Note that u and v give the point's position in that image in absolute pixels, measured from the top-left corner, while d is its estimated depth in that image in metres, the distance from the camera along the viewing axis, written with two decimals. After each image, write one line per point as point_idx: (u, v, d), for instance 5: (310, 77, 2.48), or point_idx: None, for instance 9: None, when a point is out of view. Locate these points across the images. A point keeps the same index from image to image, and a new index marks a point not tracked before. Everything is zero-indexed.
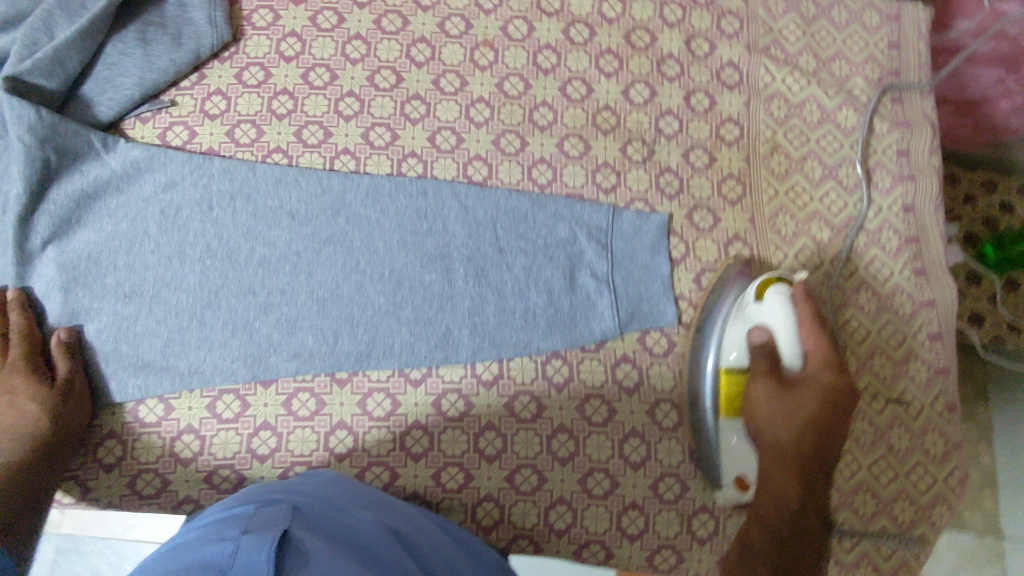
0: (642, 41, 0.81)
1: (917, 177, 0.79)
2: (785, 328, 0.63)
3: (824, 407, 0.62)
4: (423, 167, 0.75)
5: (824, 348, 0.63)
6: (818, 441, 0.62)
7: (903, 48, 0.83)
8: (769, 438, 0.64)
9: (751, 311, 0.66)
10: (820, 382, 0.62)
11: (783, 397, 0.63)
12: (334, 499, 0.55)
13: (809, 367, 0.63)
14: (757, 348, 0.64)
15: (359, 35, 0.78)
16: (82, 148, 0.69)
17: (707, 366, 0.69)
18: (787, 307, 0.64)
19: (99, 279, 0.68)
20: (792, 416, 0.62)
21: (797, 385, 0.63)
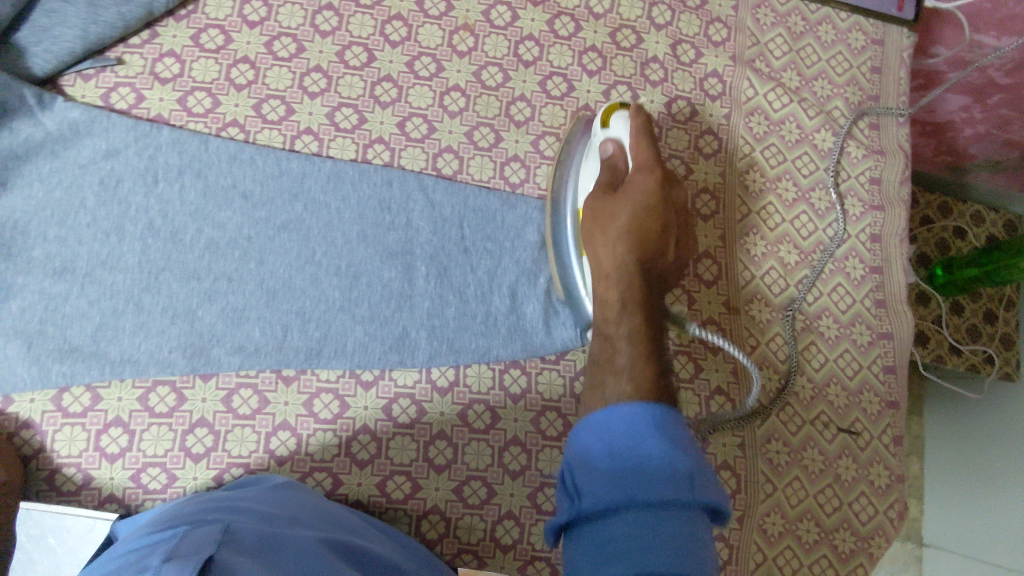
0: (628, 41, 0.77)
1: (886, 207, 0.79)
2: (624, 146, 0.62)
3: (648, 207, 0.59)
4: (389, 155, 0.71)
5: (651, 154, 0.60)
6: (643, 248, 0.58)
7: (884, 73, 0.82)
8: (601, 241, 0.58)
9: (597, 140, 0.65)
10: (650, 183, 0.60)
11: (612, 200, 0.60)
12: (271, 508, 0.52)
13: (647, 171, 0.60)
14: (608, 163, 0.62)
15: (331, 6, 0.73)
16: (14, 103, 0.63)
17: (566, 208, 0.67)
18: (626, 129, 0.62)
19: (27, 252, 0.62)
20: (614, 219, 0.59)
21: (628, 187, 0.60)
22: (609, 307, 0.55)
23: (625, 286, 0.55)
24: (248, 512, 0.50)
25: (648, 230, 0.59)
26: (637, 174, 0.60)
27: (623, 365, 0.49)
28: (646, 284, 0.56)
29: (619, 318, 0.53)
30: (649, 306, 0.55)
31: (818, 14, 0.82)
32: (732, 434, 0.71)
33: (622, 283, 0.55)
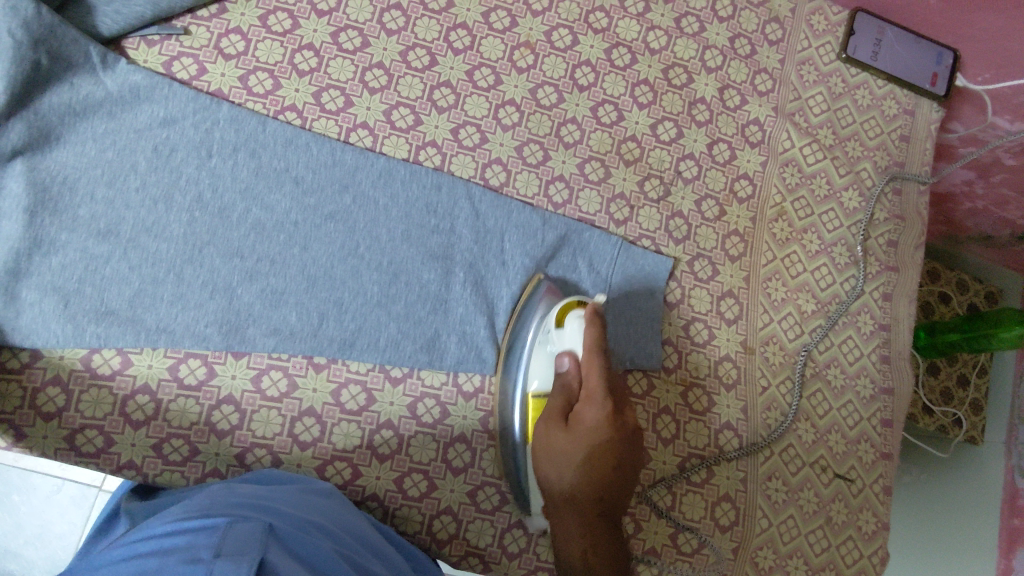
0: (679, 79, 0.80)
1: (900, 269, 0.83)
2: (575, 355, 0.63)
3: (601, 446, 0.60)
4: (440, 159, 0.72)
5: (602, 385, 0.60)
6: (598, 481, 0.60)
7: (911, 142, 0.86)
8: (556, 477, 0.61)
9: (551, 336, 0.65)
10: (601, 427, 0.60)
11: (561, 436, 0.60)
12: (291, 508, 0.49)
13: (596, 411, 0.60)
14: (562, 379, 0.63)
15: (399, 5, 0.74)
16: (78, 59, 0.62)
17: (516, 390, 0.66)
18: (580, 335, 0.62)
19: (72, 210, 0.61)
20: (564, 455, 0.60)
21: (576, 426, 0.60)
22: (565, 533, 0.62)
23: (582, 500, 0.60)
24: (288, 515, 0.47)
25: (604, 455, 0.60)
26: (586, 408, 0.60)
27: (579, 534, 0.61)
28: (597, 500, 0.60)
29: (572, 545, 0.62)
30: (606, 508, 0.61)
31: (856, 78, 0.86)
32: (736, 468, 0.74)
33: (581, 503, 0.61)
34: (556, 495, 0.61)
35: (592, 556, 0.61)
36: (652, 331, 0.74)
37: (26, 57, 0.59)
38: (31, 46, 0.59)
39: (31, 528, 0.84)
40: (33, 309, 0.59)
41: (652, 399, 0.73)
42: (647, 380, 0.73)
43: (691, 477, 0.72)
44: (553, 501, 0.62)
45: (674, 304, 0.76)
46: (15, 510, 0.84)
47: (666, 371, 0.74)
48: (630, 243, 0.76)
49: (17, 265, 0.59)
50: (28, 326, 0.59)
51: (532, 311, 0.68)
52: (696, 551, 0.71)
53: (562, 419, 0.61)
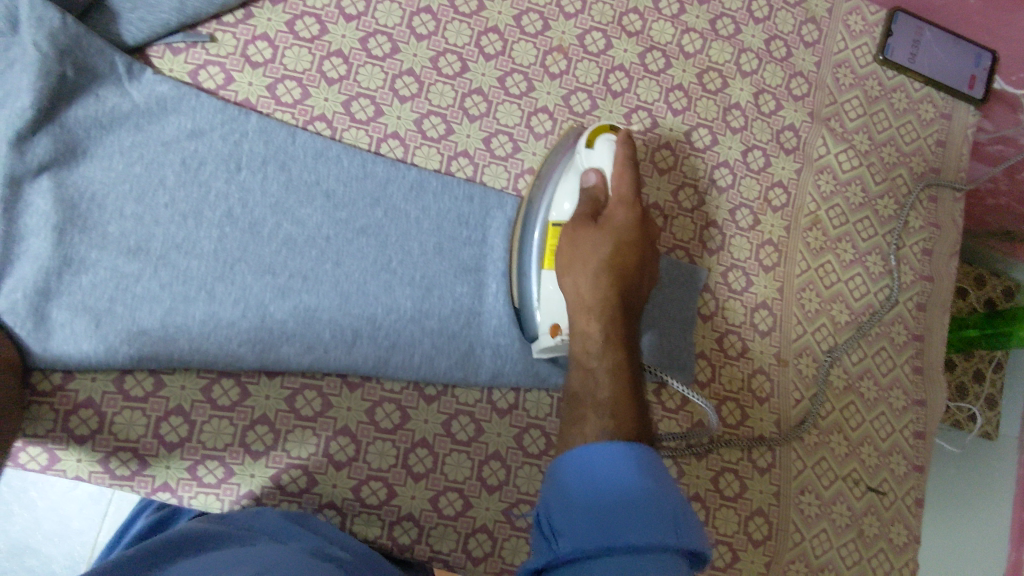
0: (714, 84, 0.78)
1: (933, 279, 0.82)
2: (606, 172, 0.65)
3: (624, 249, 0.63)
4: (472, 170, 0.70)
5: (630, 190, 0.64)
6: (617, 317, 0.61)
7: (948, 148, 0.85)
8: (580, 279, 0.62)
9: (580, 156, 0.66)
10: (627, 219, 0.63)
11: (590, 232, 0.63)
12: (287, 557, 0.45)
13: (626, 214, 0.63)
14: (587, 191, 0.64)
15: (429, 9, 0.71)
16: (103, 71, 0.60)
17: (539, 218, 0.67)
18: (612, 152, 0.65)
19: (102, 226, 0.60)
20: (595, 255, 0.62)
21: (606, 228, 0.63)
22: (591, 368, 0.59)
23: (607, 318, 0.60)
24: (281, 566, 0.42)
25: (626, 264, 0.63)
26: (616, 209, 0.63)
27: (606, 399, 0.56)
28: (619, 310, 0.61)
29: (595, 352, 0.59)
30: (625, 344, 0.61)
31: (894, 80, 0.84)
32: (770, 482, 0.73)
33: (603, 313, 0.60)
34: (570, 281, 0.62)
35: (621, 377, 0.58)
36: (685, 345, 0.73)
37: (52, 71, 0.57)
38: (56, 59, 0.57)
39: (48, 523, 0.75)
40: (64, 330, 0.58)
41: (686, 413, 0.73)
42: (681, 394, 0.73)
43: (724, 492, 0.72)
44: (573, 309, 0.61)
45: (708, 316, 0.75)
46: (34, 505, 0.75)
47: (700, 384, 0.73)
48: (664, 254, 0.74)
49: (47, 286, 0.58)
50: (59, 347, 0.58)
51: (556, 159, 0.69)
52: (729, 565, 0.71)
53: (591, 219, 0.63)
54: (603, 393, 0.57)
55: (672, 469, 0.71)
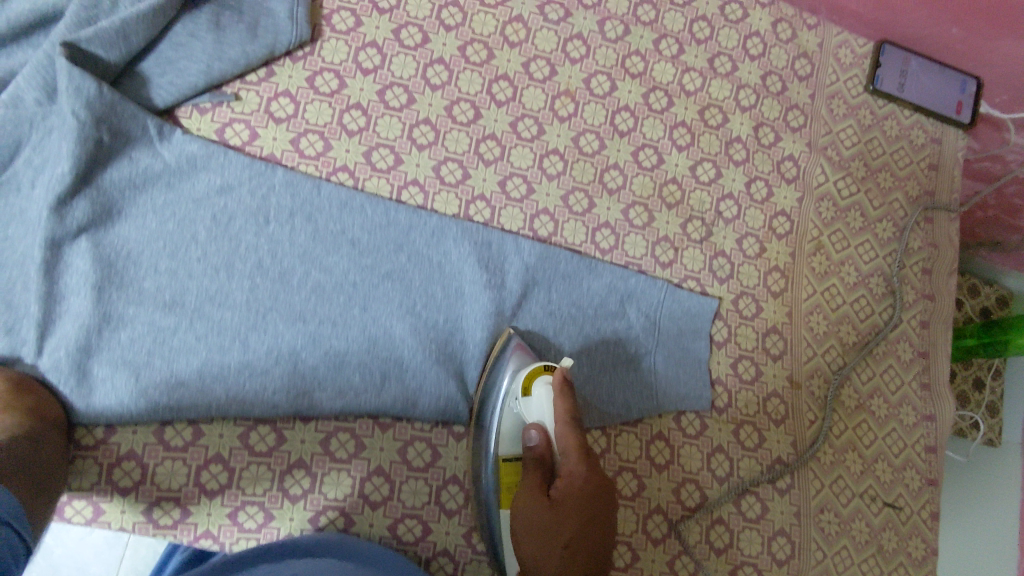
0: (715, 119, 0.81)
1: (935, 297, 0.85)
2: (547, 425, 0.63)
3: (577, 500, 0.60)
4: (490, 212, 0.73)
5: (575, 439, 0.61)
6: (584, 536, 0.60)
7: (939, 171, 0.88)
8: (533, 556, 0.60)
9: (517, 405, 0.65)
10: (578, 468, 0.61)
11: (539, 495, 0.61)
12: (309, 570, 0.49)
13: (575, 459, 0.61)
14: (531, 451, 0.62)
15: (442, 60, 0.74)
16: (136, 134, 0.63)
17: (491, 460, 0.64)
18: (549, 402, 0.63)
19: (138, 283, 0.62)
20: (543, 529, 0.59)
21: (558, 485, 0.61)
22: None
23: (565, 534, 0.59)
24: None
25: (587, 502, 0.60)
26: (569, 472, 0.60)
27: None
28: (586, 544, 0.60)
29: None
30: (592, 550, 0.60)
31: (884, 108, 0.88)
32: (790, 503, 0.75)
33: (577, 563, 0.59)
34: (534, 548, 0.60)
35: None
36: (701, 372, 0.75)
37: (90, 136, 0.60)
38: (93, 125, 0.60)
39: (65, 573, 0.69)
40: (106, 385, 0.60)
41: (705, 437, 0.75)
42: (699, 421, 0.75)
43: (747, 513, 0.74)
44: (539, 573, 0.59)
45: (722, 343, 0.77)
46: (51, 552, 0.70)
47: (717, 410, 0.76)
48: (676, 285, 0.77)
49: (89, 342, 0.60)
50: (100, 402, 0.60)
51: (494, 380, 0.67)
52: None
53: (542, 475, 0.62)
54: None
55: (695, 494, 0.73)
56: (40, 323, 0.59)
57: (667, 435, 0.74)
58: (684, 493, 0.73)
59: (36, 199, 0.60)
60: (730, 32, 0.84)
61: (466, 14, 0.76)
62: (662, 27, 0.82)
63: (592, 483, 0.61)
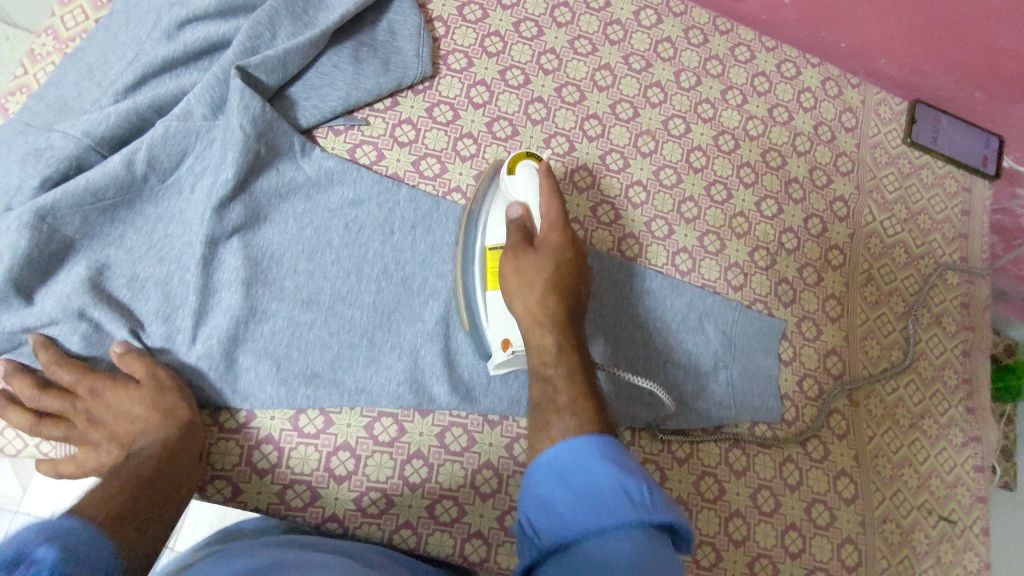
0: (775, 161, 0.91)
1: (974, 329, 0.93)
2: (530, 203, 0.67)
3: (560, 269, 0.64)
4: (583, 233, 0.81)
5: (557, 213, 0.66)
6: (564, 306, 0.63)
7: (972, 216, 0.98)
8: (518, 299, 0.63)
9: (504, 185, 0.69)
10: (561, 246, 0.66)
11: (526, 259, 0.64)
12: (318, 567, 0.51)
13: (557, 234, 0.66)
14: (513, 223, 0.67)
15: (541, 99, 0.84)
16: (284, 149, 0.70)
17: (476, 250, 0.70)
18: (534, 182, 0.67)
19: (279, 280, 0.68)
20: (531, 271, 0.63)
21: (541, 249, 0.65)
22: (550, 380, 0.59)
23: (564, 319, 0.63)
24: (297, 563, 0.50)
25: (568, 287, 0.64)
26: (547, 231, 0.66)
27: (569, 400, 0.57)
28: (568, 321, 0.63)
29: (541, 340, 0.61)
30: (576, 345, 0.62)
31: (920, 159, 0.98)
32: (855, 512, 0.81)
33: (558, 328, 0.62)
34: (519, 308, 0.63)
35: (573, 376, 0.59)
36: (769, 386, 0.82)
37: (251, 148, 0.68)
38: (254, 139, 0.68)
39: None
40: (252, 372, 0.65)
41: (776, 448, 0.81)
42: (771, 431, 0.81)
43: (817, 520, 0.79)
44: (527, 327, 0.63)
45: (788, 361, 0.84)
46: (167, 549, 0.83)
47: (786, 423, 0.82)
48: (747, 307, 0.84)
49: (238, 333, 0.66)
50: (246, 388, 0.65)
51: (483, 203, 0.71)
52: None
53: (523, 246, 0.65)
54: (561, 396, 0.57)
55: (770, 500, 0.78)
56: (197, 313, 0.65)
57: (743, 444, 0.80)
58: (760, 498, 0.78)
59: (198, 201, 0.67)
60: (786, 86, 0.94)
61: (561, 60, 0.86)
62: (729, 80, 0.92)
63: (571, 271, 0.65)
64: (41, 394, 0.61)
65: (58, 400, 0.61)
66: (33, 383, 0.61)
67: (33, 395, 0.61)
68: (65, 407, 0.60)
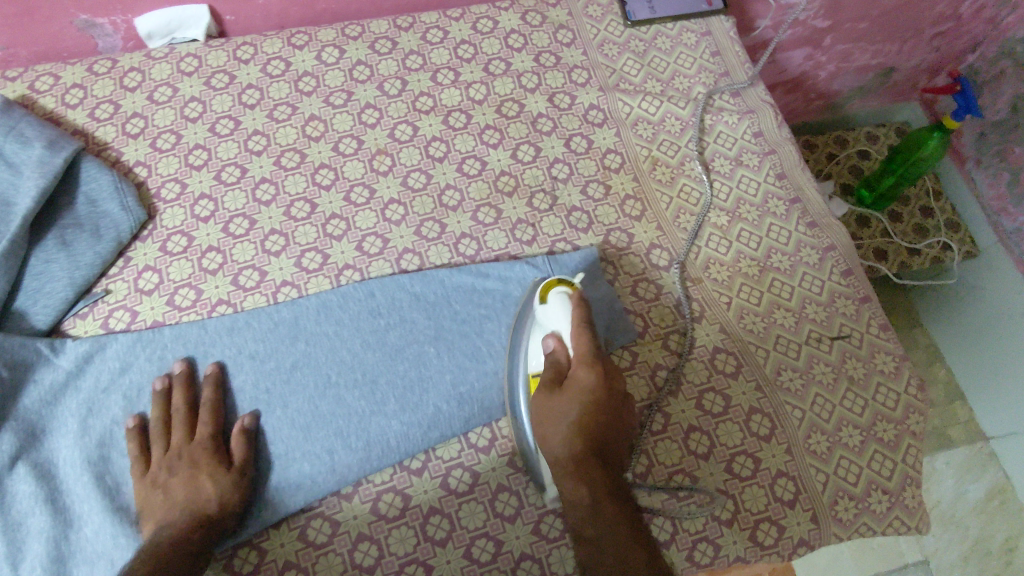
0: (512, 110, 0.91)
1: (776, 149, 0.91)
2: (564, 332, 0.68)
3: (594, 409, 0.64)
4: (360, 275, 0.80)
5: (591, 347, 0.66)
6: (598, 432, 0.63)
7: (723, 54, 0.97)
8: (554, 442, 0.64)
9: (539, 315, 0.70)
10: (593, 382, 0.64)
11: (560, 402, 0.65)
12: None
13: (589, 371, 0.65)
14: (551, 357, 0.68)
15: (265, 179, 0.84)
16: (31, 359, 0.70)
17: (519, 382, 0.71)
18: (566, 310, 0.68)
19: (79, 481, 0.66)
20: (566, 417, 0.64)
21: (571, 390, 0.65)
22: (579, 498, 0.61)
23: (593, 464, 0.62)
24: None
25: (601, 433, 0.64)
26: (579, 369, 0.65)
27: (587, 505, 0.61)
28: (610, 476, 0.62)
29: (566, 481, 0.62)
30: (615, 485, 0.62)
31: (650, 31, 0.98)
32: (746, 380, 0.77)
33: (581, 473, 0.62)
34: (568, 485, 0.62)
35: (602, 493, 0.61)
36: (614, 313, 0.78)
37: None
38: None
39: None
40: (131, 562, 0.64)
41: (639, 364, 0.78)
42: (629, 352, 0.78)
43: (713, 410, 0.76)
44: (558, 472, 0.63)
45: (613, 279, 0.82)
46: None
47: (641, 335, 0.80)
48: (551, 252, 0.82)
49: (61, 552, 0.63)
50: None
51: (529, 326, 0.73)
52: (757, 470, 0.73)
53: (555, 387, 0.66)
54: (574, 492, 0.62)
55: (658, 418, 0.75)
56: (9, 556, 0.63)
57: None
58: (646, 420, 0.75)
59: None
60: (490, 40, 0.95)
61: (268, 135, 0.86)
62: (433, 65, 0.93)
63: (606, 402, 0.65)
64: (174, 456, 0.67)
65: (187, 466, 0.66)
66: (145, 448, 0.68)
67: (192, 439, 0.69)
68: (193, 484, 0.65)
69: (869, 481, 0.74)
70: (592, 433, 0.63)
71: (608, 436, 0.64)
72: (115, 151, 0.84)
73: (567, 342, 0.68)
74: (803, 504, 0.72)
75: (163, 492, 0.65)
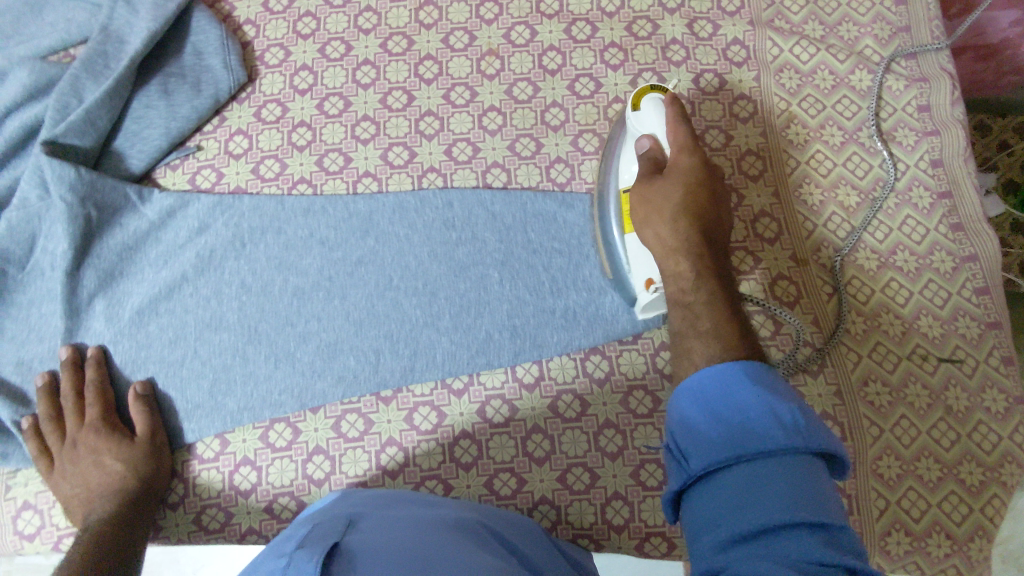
0: (644, 30, 0.81)
1: (941, 131, 0.77)
2: (659, 131, 0.61)
3: (699, 176, 0.58)
4: (442, 180, 0.76)
5: (688, 135, 0.60)
6: (705, 217, 0.57)
7: (910, 4, 0.81)
8: (659, 240, 0.57)
9: (631, 123, 0.64)
10: (696, 165, 0.59)
11: (659, 180, 0.58)
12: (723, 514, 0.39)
13: (693, 156, 0.59)
14: (645, 154, 0.61)
15: (368, 61, 0.80)
16: (120, 202, 0.73)
17: (610, 191, 0.67)
18: (659, 112, 0.62)
19: (144, 328, 0.71)
20: (667, 196, 0.57)
21: (672, 171, 0.59)
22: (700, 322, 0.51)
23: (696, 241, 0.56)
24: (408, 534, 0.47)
25: (706, 211, 0.57)
26: (679, 156, 0.59)
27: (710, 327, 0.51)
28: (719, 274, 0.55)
29: (692, 289, 0.54)
30: (719, 265, 0.55)
31: None
32: (825, 383, 0.70)
33: (692, 252, 0.55)
34: (671, 266, 0.56)
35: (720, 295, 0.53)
36: None
37: (79, 214, 0.70)
38: (79, 204, 0.70)
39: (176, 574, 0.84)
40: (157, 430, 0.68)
41: None
42: None
43: None
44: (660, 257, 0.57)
45: None
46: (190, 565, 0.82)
47: None
48: None
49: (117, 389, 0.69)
50: None
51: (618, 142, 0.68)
52: None
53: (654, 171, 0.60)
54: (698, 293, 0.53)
55: None
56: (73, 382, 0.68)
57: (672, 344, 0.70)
58: None
59: (55, 277, 0.70)
60: None
61: (380, 14, 0.81)
62: None
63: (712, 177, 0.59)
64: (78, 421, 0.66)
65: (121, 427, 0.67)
66: (57, 408, 0.68)
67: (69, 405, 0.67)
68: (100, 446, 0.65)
69: (935, 522, 0.66)
70: (699, 214, 0.57)
71: (710, 211, 0.58)
72: (228, 4, 0.82)
73: (664, 138, 0.61)
74: (851, 525, 0.67)
75: (87, 462, 0.65)
